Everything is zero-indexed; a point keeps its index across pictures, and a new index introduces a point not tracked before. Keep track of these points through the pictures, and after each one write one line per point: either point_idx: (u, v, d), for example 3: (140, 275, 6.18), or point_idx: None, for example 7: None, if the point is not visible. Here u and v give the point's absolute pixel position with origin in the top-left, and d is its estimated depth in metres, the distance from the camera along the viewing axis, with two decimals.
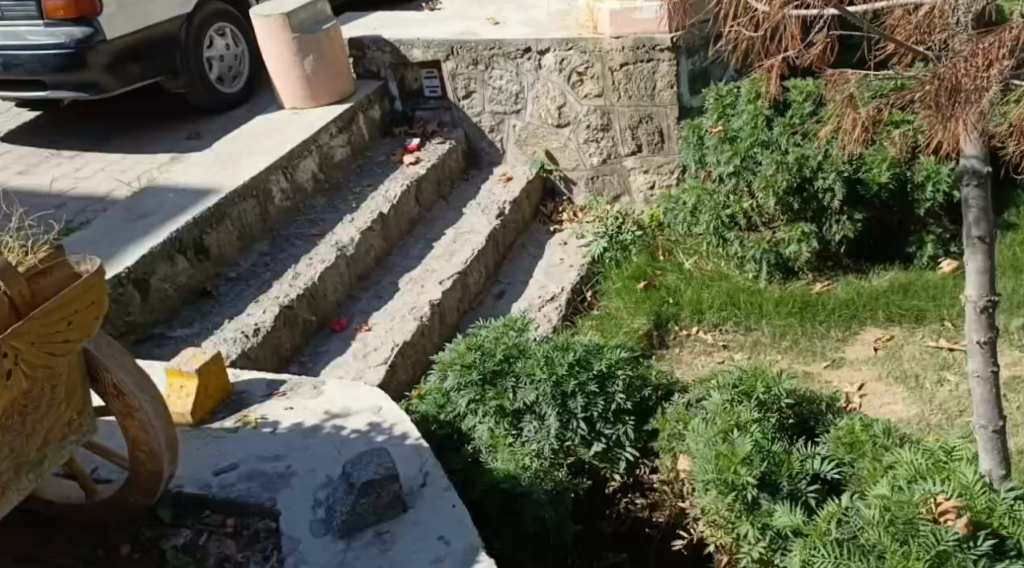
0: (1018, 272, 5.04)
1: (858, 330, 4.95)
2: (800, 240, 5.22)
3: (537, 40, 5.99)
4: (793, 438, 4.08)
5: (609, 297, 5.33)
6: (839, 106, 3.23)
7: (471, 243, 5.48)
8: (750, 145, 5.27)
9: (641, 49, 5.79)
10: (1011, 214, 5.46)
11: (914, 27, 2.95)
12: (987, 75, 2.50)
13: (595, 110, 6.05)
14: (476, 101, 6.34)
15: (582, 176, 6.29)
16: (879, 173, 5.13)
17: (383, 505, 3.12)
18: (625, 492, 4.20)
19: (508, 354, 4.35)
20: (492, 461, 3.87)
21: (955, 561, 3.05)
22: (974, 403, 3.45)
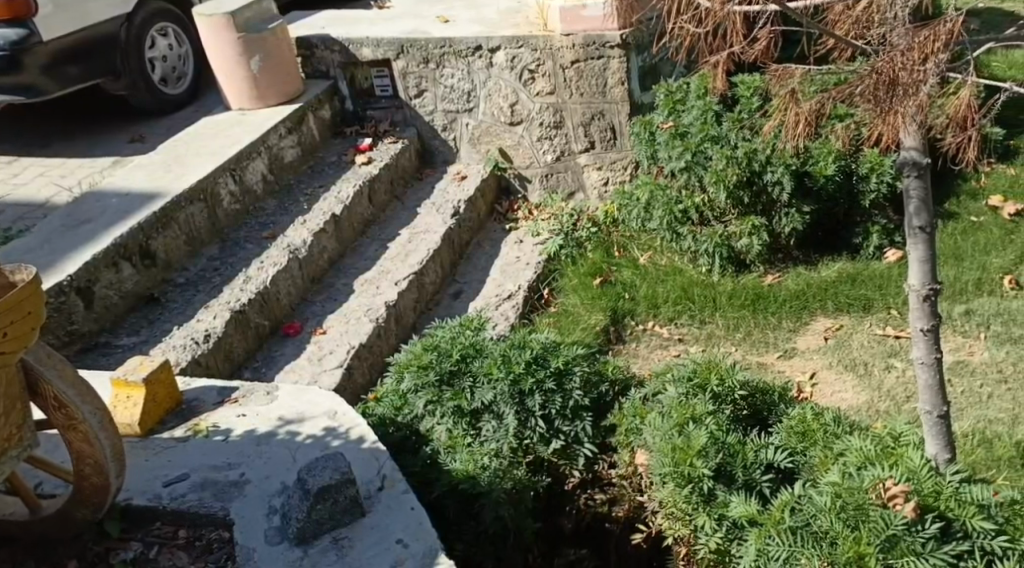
0: (961, 260, 5.12)
1: (808, 320, 5.01)
2: (751, 233, 5.27)
3: (487, 38, 5.99)
4: (747, 429, 4.15)
5: (566, 294, 5.35)
6: (783, 101, 3.32)
7: (426, 243, 5.48)
8: (701, 140, 5.33)
9: (591, 46, 5.81)
10: (951, 203, 5.55)
11: (853, 23, 3.01)
12: (923, 68, 2.59)
13: (548, 108, 6.06)
14: (428, 100, 6.33)
15: (536, 174, 6.30)
16: (825, 165, 5.22)
17: (339, 511, 3.12)
18: (585, 488, 4.24)
19: (465, 353, 4.37)
20: (451, 461, 3.87)
21: (905, 545, 3.13)
22: (919, 389, 3.54)
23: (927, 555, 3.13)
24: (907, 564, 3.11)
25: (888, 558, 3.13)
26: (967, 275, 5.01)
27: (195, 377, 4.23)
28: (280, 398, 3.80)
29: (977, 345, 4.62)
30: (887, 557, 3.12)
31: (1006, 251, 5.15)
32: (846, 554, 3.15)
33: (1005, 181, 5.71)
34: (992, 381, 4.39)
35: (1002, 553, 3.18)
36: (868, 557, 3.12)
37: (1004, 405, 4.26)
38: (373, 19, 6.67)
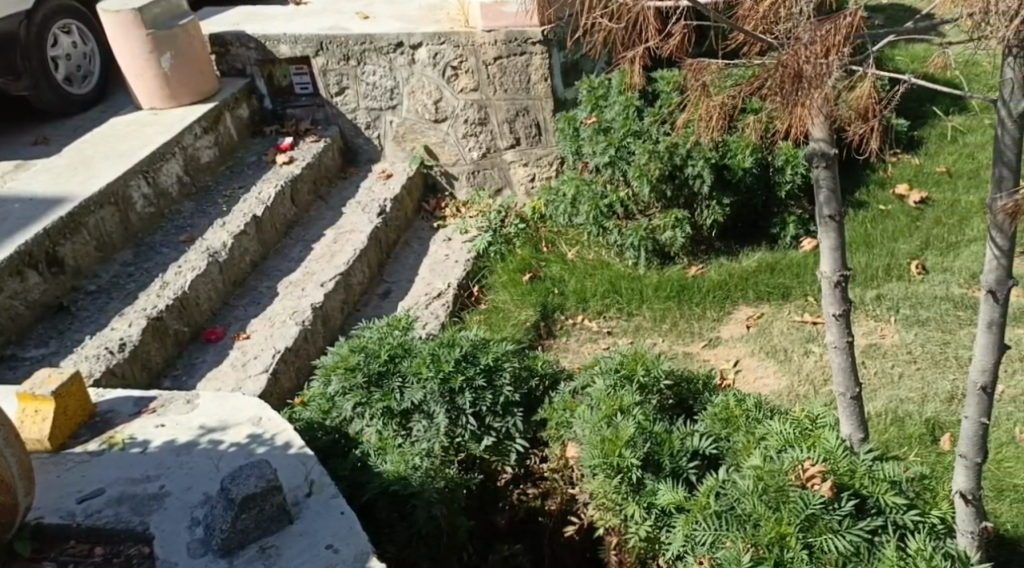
0: (871, 247, 5.23)
1: (731, 309, 5.06)
2: (674, 226, 5.27)
3: (408, 35, 5.95)
4: (673, 418, 4.31)
5: (495, 290, 5.33)
6: (695, 94, 3.45)
7: (351, 243, 5.44)
8: (623, 135, 5.37)
9: (512, 42, 5.81)
10: (861, 193, 5.68)
11: (761, 18, 3.12)
12: (826, 60, 2.72)
13: (472, 104, 6.05)
14: (349, 97, 6.27)
15: (463, 170, 6.29)
16: (743, 158, 5.27)
17: (266, 519, 3.11)
18: (517, 483, 4.36)
19: (393, 354, 4.49)
20: (381, 464, 3.91)
21: (823, 523, 3.40)
22: (834, 373, 3.77)
23: (843, 532, 3.39)
24: (825, 541, 3.36)
25: (807, 537, 3.38)
26: (878, 261, 5.13)
27: (111, 386, 4.15)
28: (203, 405, 3.76)
29: (888, 328, 4.74)
30: (807, 536, 3.38)
31: (913, 236, 5.28)
32: (768, 534, 3.40)
33: (910, 170, 5.86)
34: (903, 361, 4.53)
35: (913, 526, 3.49)
36: (788, 536, 3.37)
37: (914, 385, 4.40)
38: (289, 16, 6.60)
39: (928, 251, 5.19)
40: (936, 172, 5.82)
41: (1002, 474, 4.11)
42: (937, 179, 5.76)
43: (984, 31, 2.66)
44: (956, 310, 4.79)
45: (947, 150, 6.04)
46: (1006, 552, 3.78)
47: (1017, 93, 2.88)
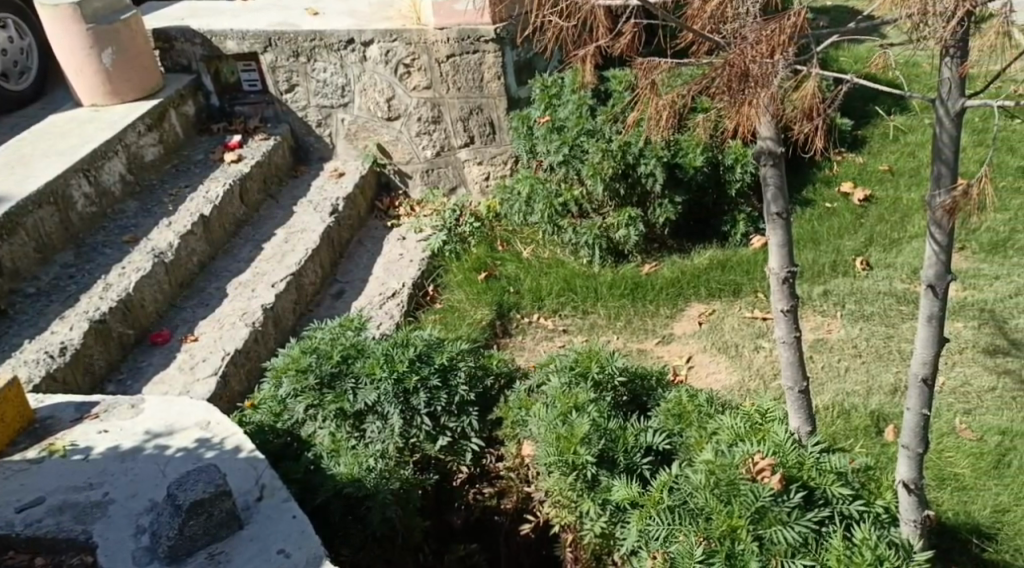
0: (820, 244, 5.31)
1: (683, 306, 5.08)
2: (628, 224, 5.28)
3: (359, 32, 5.94)
4: (627, 414, 4.39)
5: (451, 289, 5.33)
6: (643, 92, 3.52)
7: (302, 242, 5.40)
8: (576, 134, 5.35)
9: (465, 40, 5.80)
10: (807, 191, 5.75)
11: (708, 19, 3.23)
12: (771, 60, 2.95)
13: (425, 102, 6.04)
14: (299, 95, 6.24)
15: (417, 169, 6.29)
16: (694, 157, 5.25)
17: (214, 525, 3.27)
18: (473, 482, 4.50)
19: (346, 354, 4.58)
20: (335, 466, 4.11)
21: (772, 515, 3.53)
22: (782, 367, 4.03)
23: (792, 524, 3.52)
24: (774, 533, 3.49)
25: (758, 528, 3.52)
26: (824, 258, 5.20)
27: (49, 393, 4.10)
28: (149, 411, 3.96)
29: (835, 323, 4.81)
30: (757, 528, 3.52)
31: (857, 234, 5.37)
32: (720, 527, 3.53)
33: (854, 169, 5.94)
34: (849, 356, 4.60)
35: (858, 516, 3.63)
36: (739, 529, 3.51)
37: (858, 378, 4.48)
38: (235, 12, 6.53)
39: (872, 248, 5.27)
40: (879, 170, 5.91)
41: (944, 463, 4.16)
42: (880, 177, 5.85)
43: (922, 32, 2.81)
44: (898, 305, 4.86)
45: (889, 149, 6.14)
46: (947, 540, 3.87)
47: (954, 92, 3.03)
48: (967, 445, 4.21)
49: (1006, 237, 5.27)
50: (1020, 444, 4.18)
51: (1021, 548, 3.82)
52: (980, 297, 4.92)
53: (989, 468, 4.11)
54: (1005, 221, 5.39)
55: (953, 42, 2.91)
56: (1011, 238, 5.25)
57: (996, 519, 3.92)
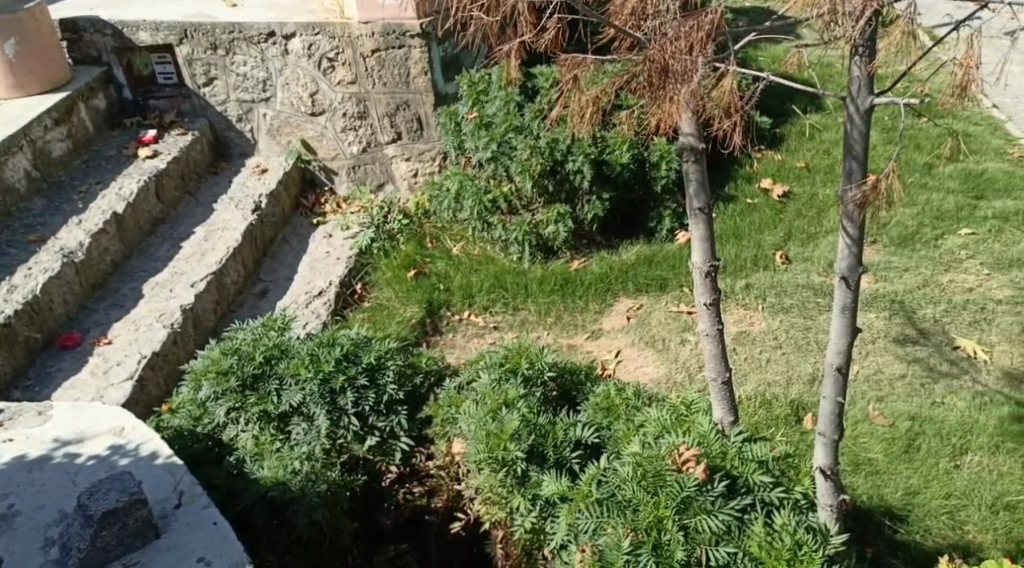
0: (740, 239, 5.46)
1: (612, 301, 5.11)
2: (557, 220, 5.28)
3: (280, 24, 5.75)
4: (557, 408, 4.41)
5: (380, 288, 5.24)
6: (566, 87, 3.63)
7: (225, 241, 5.19)
8: (505, 131, 5.34)
9: (390, 35, 5.69)
10: (730, 187, 5.91)
11: (630, 15, 3.48)
12: (688, 55, 3.09)
13: (350, 97, 5.90)
14: (219, 88, 6.02)
15: (343, 165, 6.12)
16: (620, 154, 5.30)
17: (129, 534, 3.34)
18: (403, 482, 4.43)
19: (269, 354, 4.47)
20: (259, 469, 4.06)
21: (697, 504, 3.61)
22: (705, 359, 4.15)
23: (716, 512, 3.61)
24: (699, 522, 3.57)
25: (683, 518, 3.58)
26: (746, 252, 5.36)
27: None
28: (59, 417, 3.97)
29: (757, 315, 4.96)
30: (683, 518, 3.58)
31: (777, 229, 5.54)
32: (647, 519, 3.57)
33: (774, 165, 6.13)
34: (770, 347, 4.75)
35: (779, 502, 3.73)
36: (666, 519, 3.56)
37: (779, 369, 4.63)
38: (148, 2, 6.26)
39: (791, 242, 5.46)
40: (797, 167, 6.10)
41: (859, 449, 4.35)
42: (798, 174, 6.04)
43: (834, 32, 2.93)
44: (816, 297, 5.04)
45: (806, 146, 6.36)
46: (863, 522, 4.06)
47: (863, 91, 3.15)
48: (881, 431, 4.40)
49: (915, 231, 5.53)
50: (928, 428, 4.39)
51: (931, 527, 4.02)
52: (890, 289, 5.15)
53: (900, 452, 4.30)
54: (912, 216, 5.66)
55: (862, 40, 3.03)
56: (918, 232, 5.52)
57: (908, 500, 4.11)
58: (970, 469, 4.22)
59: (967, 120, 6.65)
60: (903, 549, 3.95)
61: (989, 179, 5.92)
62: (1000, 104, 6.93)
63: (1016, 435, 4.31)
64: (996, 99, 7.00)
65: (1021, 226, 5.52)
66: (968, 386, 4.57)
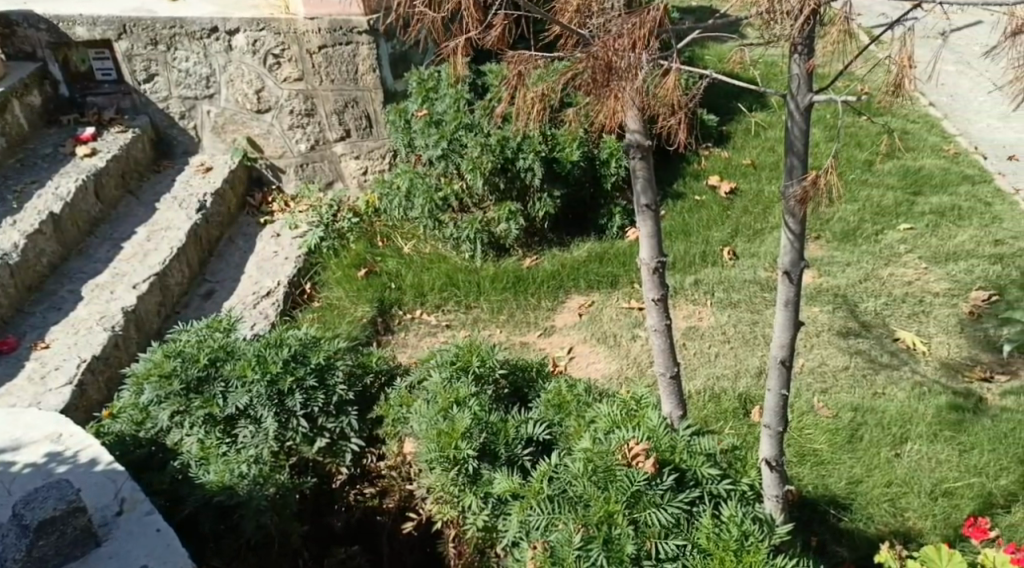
0: (688, 236, 5.54)
1: (564, 298, 5.14)
2: (508, 218, 5.26)
3: (223, 19, 5.66)
4: (509, 407, 4.41)
5: (329, 287, 5.18)
6: (511, 83, 3.63)
7: (169, 241, 5.10)
8: (454, 128, 5.32)
9: (337, 31, 5.67)
10: (679, 184, 5.99)
11: (574, 11, 3.50)
12: (630, 52, 3.15)
13: (296, 94, 5.83)
14: (160, 85, 5.86)
15: (290, 164, 6.02)
16: (571, 151, 5.32)
17: (68, 543, 3.29)
18: (353, 483, 4.42)
19: (214, 357, 4.38)
20: (204, 474, 3.99)
21: (647, 498, 3.63)
22: (655, 355, 4.17)
23: (665, 505, 3.63)
24: (648, 515, 3.59)
25: (633, 512, 3.61)
26: (694, 248, 5.43)
27: None
28: None
29: (705, 311, 5.04)
30: (632, 512, 3.60)
31: (724, 225, 5.63)
32: (598, 514, 3.59)
33: (721, 162, 6.22)
34: (718, 342, 4.82)
35: (726, 494, 3.77)
36: (616, 514, 3.58)
37: (728, 363, 4.70)
38: None
39: (737, 239, 5.54)
40: (743, 164, 6.19)
41: (804, 440, 4.44)
42: (744, 171, 6.13)
43: (773, 28, 3.02)
44: (762, 292, 5.13)
45: (752, 144, 6.45)
46: (809, 512, 4.15)
47: (803, 88, 3.22)
48: (825, 422, 4.50)
49: (856, 226, 5.69)
50: (871, 419, 4.50)
51: (873, 515, 4.13)
52: (833, 283, 5.28)
53: (844, 443, 4.41)
54: (853, 212, 5.80)
55: (800, 39, 3.10)
56: (859, 228, 5.67)
57: (851, 489, 4.22)
58: (910, 457, 4.33)
59: (904, 118, 6.83)
60: (847, 537, 4.05)
61: (925, 176, 6.09)
62: (935, 102, 7.14)
63: (953, 424, 4.44)
64: (932, 97, 7.19)
65: (956, 221, 5.68)
66: (907, 377, 4.71)
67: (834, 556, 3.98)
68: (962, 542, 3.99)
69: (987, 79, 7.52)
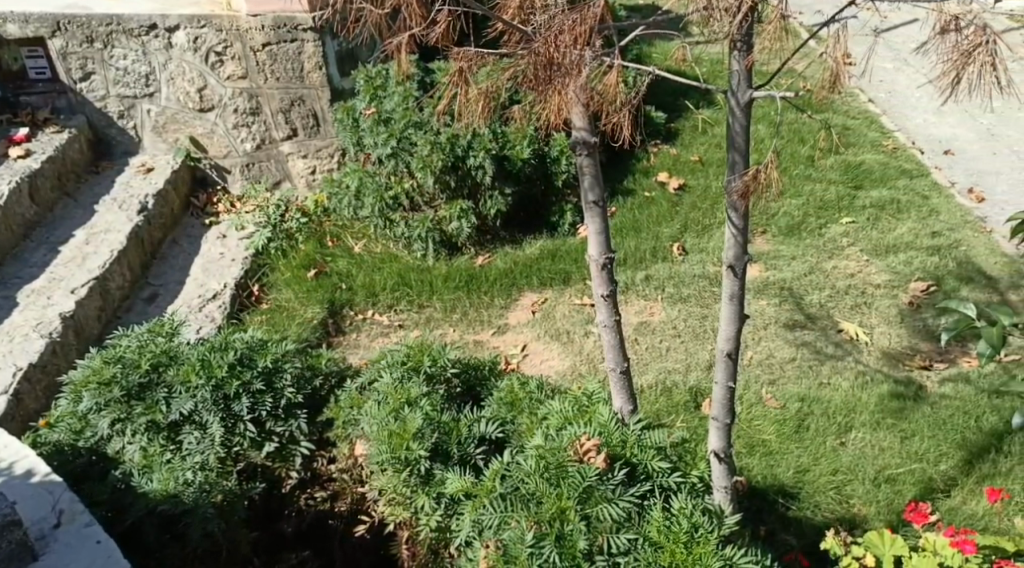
0: (638, 232, 5.59)
1: (517, 296, 5.13)
2: (460, 217, 5.25)
3: (162, 16, 5.52)
4: (461, 405, 4.40)
5: (278, 289, 5.12)
6: (453, 80, 3.57)
7: (109, 243, 4.96)
8: (404, 126, 5.26)
9: (281, 28, 5.56)
10: (628, 181, 6.06)
11: (518, 8, 3.50)
12: (570, 48, 3.15)
13: (240, 92, 5.71)
14: (96, 83, 5.68)
15: (236, 163, 5.90)
16: (521, 149, 5.31)
17: (4, 557, 3.21)
18: (303, 488, 4.32)
19: (156, 362, 4.26)
20: (146, 483, 3.91)
21: (598, 494, 3.59)
22: (605, 351, 4.19)
23: (616, 500, 3.60)
24: (600, 510, 3.56)
25: (585, 508, 3.58)
26: (644, 245, 5.48)
27: None
28: None
29: (656, 306, 5.09)
30: (584, 508, 3.57)
31: (673, 221, 5.68)
32: (550, 510, 3.56)
33: (669, 159, 6.28)
34: (669, 336, 4.88)
35: (676, 487, 3.77)
36: (568, 510, 3.55)
37: (678, 357, 4.75)
38: None
39: (687, 234, 5.60)
40: (691, 160, 6.26)
41: (753, 431, 4.51)
42: (693, 167, 6.20)
43: (713, 27, 3.02)
44: (711, 286, 5.20)
45: (699, 141, 6.52)
46: (758, 501, 4.23)
47: (742, 84, 3.24)
48: (773, 413, 4.59)
49: (800, 221, 5.81)
50: (817, 408, 4.60)
51: (820, 503, 4.21)
52: (779, 276, 5.38)
53: (792, 432, 4.49)
54: (797, 207, 5.92)
55: (738, 37, 3.12)
56: (804, 222, 5.79)
57: (799, 478, 4.30)
58: (854, 446, 4.44)
59: (845, 115, 6.99)
60: (795, 525, 4.13)
61: (865, 171, 6.24)
62: (874, 99, 7.33)
63: (895, 412, 4.56)
64: (871, 93, 7.38)
65: (895, 214, 5.83)
66: (851, 366, 4.82)
67: (782, 544, 4.06)
68: (904, 527, 4.09)
69: (922, 75, 7.74)
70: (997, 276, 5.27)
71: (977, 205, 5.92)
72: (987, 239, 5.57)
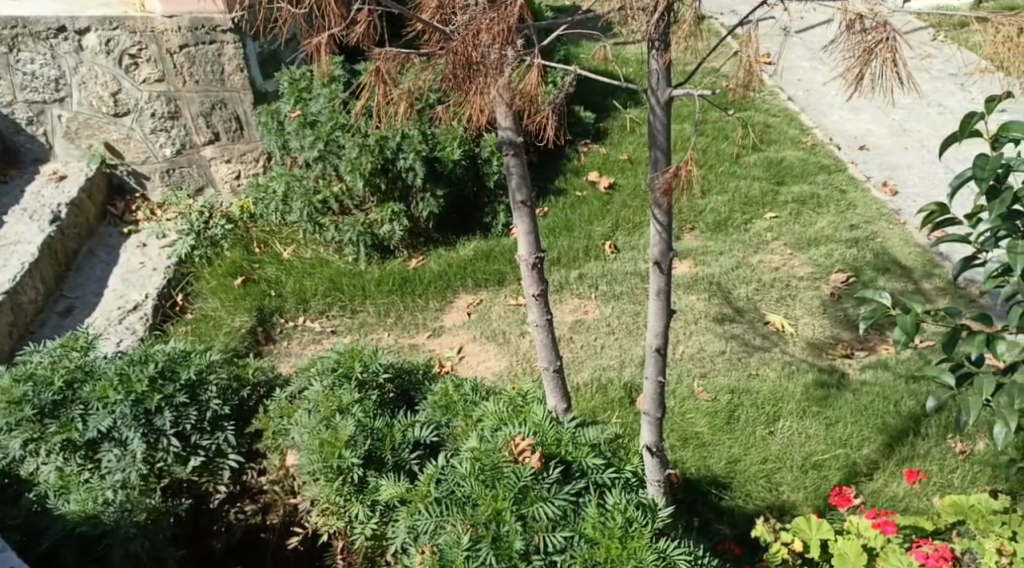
0: (571, 231, 5.61)
1: (452, 298, 5.09)
2: (391, 220, 5.18)
3: (72, 18, 5.31)
4: (396, 410, 4.31)
5: (204, 297, 4.99)
6: (371, 80, 3.46)
7: (18, 255, 4.73)
8: (331, 129, 5.15)
9: (199, 29, 5.41)
10: (560, 180, 6.12)
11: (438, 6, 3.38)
12: (487, 46, 3.05)
13: (158, 96, 5.52)
14: (2, 89, 5.43)
15: (156, 169, 5.70)
16: (451, 150, 5.28)
17: None
18: (233, 502, 4.22)
19: (71, 379, 4.07)
20: (64, 504, 3.71)
21: (534, 493, 3.56)
22: (538, 349, 4.18)
23: (552, 499, 3.56)
24: (536, 510, 3.52)
25: (521, 508, 3.53)
26: (577, 244, 5.51)
27: None
28: None
29: (591, 304, 5.11)
30: (520, 508, 3.53)
31: (605, 220, 5.72)
32: (486, 512, 3.50)
33: (599, 158, 6.34)
34: (604, 334, 4.91)
35: (611, 483, 3.73)
36: (504, 511, 3.50)
37: (613, 354, 4.79)
38: None
39: (619, 231, 5.65)
40: (621, 159, 6.32)
41: (687, 424, 4.58)
42: (623, 166, 6.25)
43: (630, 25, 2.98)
44: (642, 283, 5.25)
45: (629, 140, 6.59)
46: (693, 493, 4.27)
47: (662, 83, 3.21)
48: (704, 406, 4.66)
49: (727, 217, 5.92)
50: (747, 400, 4.69)
51: (751, 492, 4.28)
52: (707, 272, 5.49)
53: (722, 425, 4.57)
54: (724, 203, 6.04)
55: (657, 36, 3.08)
56: (730, 218, 5.91)
57: (730, 468, 4.37)
58: (784, 434, 4.54)
59: (765, 114, 7.16)
60: (727, 515, 4.19)
61: (786, 167, 6.41)
62: (794, 97, 7.53)
63: (820, 400, 4.68)
64: (790, 91, 7.58)
65: (816, 208, 6.00)
66: (778, 357, 4.94)
67: (716, 533, 4.11)
68: (830, 511, 4.18)
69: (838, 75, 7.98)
70: (913, 267, 5.47)
71: (891, 198, 6.13)
72: (901, 231, 5.78)
